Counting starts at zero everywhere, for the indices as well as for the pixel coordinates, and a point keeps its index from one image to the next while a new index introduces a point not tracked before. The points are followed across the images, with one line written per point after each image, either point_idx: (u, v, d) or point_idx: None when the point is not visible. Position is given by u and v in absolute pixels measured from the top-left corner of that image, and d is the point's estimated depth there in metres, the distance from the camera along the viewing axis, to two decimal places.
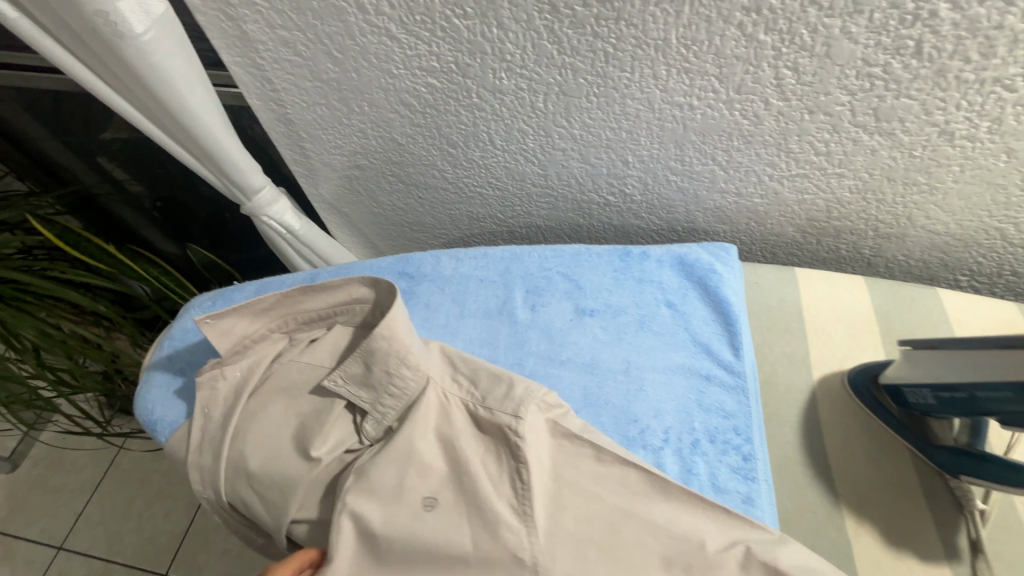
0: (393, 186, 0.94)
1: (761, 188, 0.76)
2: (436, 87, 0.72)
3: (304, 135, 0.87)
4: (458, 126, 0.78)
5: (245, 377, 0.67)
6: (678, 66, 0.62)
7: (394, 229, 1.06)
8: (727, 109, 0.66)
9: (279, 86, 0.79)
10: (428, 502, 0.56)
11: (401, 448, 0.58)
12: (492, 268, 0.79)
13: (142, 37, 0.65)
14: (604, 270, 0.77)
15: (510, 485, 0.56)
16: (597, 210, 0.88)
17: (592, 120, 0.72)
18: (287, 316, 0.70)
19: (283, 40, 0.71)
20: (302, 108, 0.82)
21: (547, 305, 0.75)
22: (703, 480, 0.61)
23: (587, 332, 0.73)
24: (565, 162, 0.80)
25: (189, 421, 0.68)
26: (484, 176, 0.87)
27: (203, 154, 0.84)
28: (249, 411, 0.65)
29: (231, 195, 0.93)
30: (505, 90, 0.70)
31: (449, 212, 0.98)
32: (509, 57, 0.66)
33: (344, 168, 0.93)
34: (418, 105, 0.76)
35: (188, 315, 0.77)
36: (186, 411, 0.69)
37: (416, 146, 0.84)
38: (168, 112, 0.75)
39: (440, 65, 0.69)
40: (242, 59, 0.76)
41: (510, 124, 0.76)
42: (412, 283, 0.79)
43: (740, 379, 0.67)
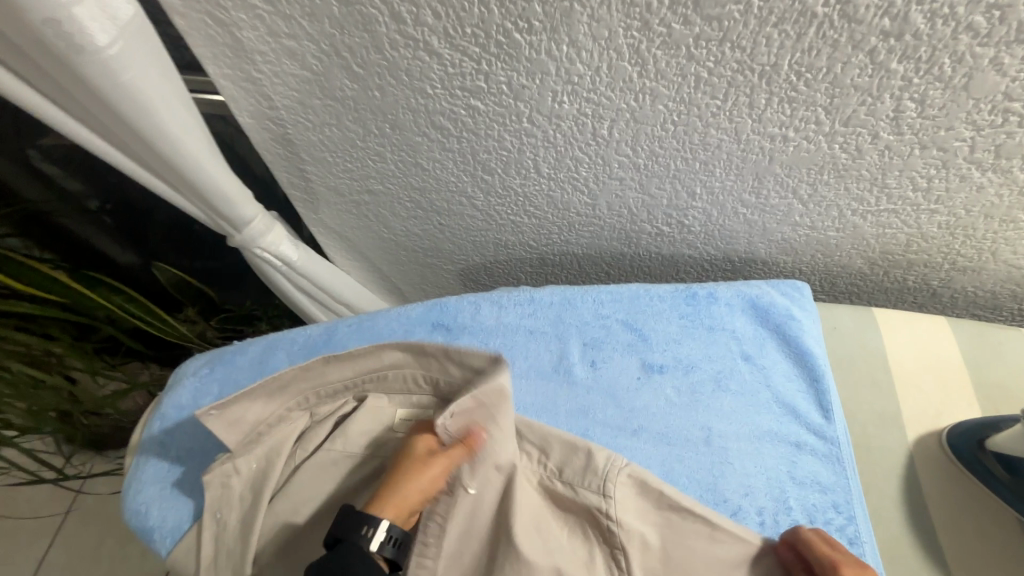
0: (410, 213, 0.82)
1: (839, 222, 0.68)
2: (479, 110, 0.60)
3: (306, 157, 0.73)
4: (499, 152, 0.66)
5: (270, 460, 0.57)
6: (782, 95, 0.52)
7: (405, 256, 0.94)
8: (827, 142, 0.57)
9: (279, 103, 0.65)
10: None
11: (482, 536, 0.51)
12: (542, 317, 0.69)
13: (107, 52, 0.50)
14: (670, 317, 0.68)
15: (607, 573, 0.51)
16: (647, 240, 0.78)
17: (663, 150, 0.62)
18: (310, 388, 0.58)
19: (289, 51, 0.57)
20: (307, 128, 0.68)
21: (608, 360, 0.66)
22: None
23: (657, 393, 0.64)
24: (620, 192, 0.69)
25: (197, 526, 0.56)
26: (521, 205, 0.76)
27: (184, 186, 0.69)
28: (274, 515, 0.54)
29: (216, 226, 0.78)
30: (564, 115, 0.59)
31: (473, 240, 0.86)
32: (576, 79, 0.54)
33: (352, 193, 0.79)
34: (453, 129, 0.64)
35: (180, 388, 0.64)
36: (190, 515, 0.57)
37: (444, 172, 0.71)
38: (142, 140, 0.60)
39: (488, 85, 0.57)
40: (232, 71, 0.61)
41: (563, 152, 0.64)
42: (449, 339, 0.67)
43: (833, 446, 0.60)
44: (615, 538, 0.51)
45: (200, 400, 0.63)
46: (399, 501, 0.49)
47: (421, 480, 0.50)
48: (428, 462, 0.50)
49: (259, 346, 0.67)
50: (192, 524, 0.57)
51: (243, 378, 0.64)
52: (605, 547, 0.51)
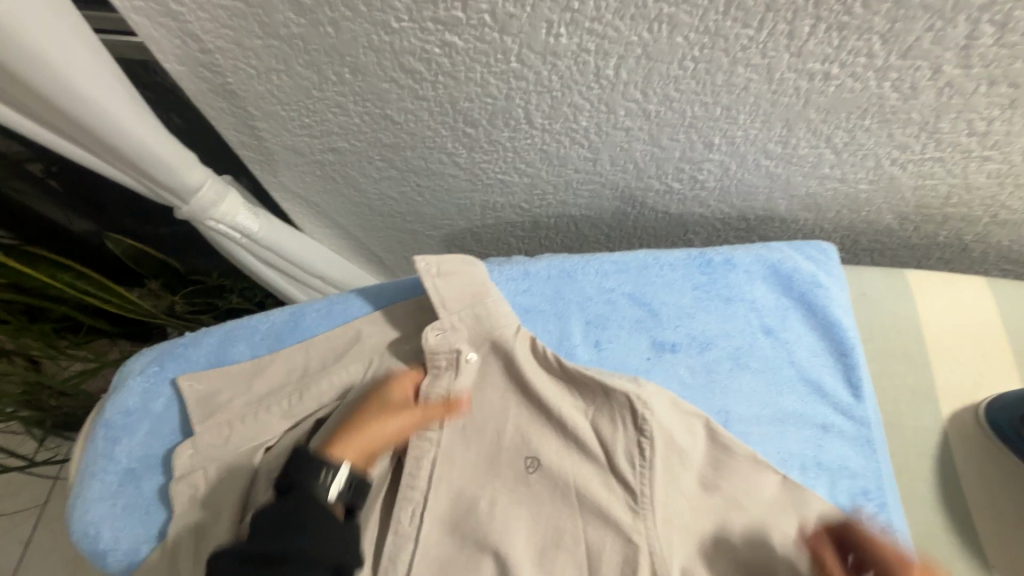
0: (383, 174, 0.71)
1: (874, 173, 0.60)
2: (457, 48, 0.49)
3: (255, 111, 0.62)
4: (482, 100, 0.56)
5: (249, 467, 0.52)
6: (831, 21, 0.43)
7: (382, 221, 0.84)
8: (877, 80, 0.48)
9: (211, 44, 0.53)
10: (530, 463, 0.51)
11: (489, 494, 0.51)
12: (539, 293, 0.61)
13: None
14: (682, 288, 0.60)
15: (628, 465, 0.48)
16: (653, 199, 0.69)
17: (678, 93, 0.52)
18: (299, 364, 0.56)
19: None
20: (250, 76, 0.56)
21: (613, 339, 0.59)
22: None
23: (670, 374, 0.57)
24: (626, 144, 0.60)
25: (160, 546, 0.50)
26: (510, 161, 0.66)
27: (108, 153, 0.58)
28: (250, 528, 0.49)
29: (158, 198, 0.68)
30: (561, 52, 0.49)
31: (456, 203, 0.76)
32: (577, 4, 0.44)
33: (314, 153, 0.69)
34: (427, 73, 0.53)
35: (124, 390, 0.55)
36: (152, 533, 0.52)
37: (419, 125, 0.61)
38: (40, 97, 0.48)
39: (467, 15, 0.46)
40: (145, 5, 0.49)
41: (560, 98, 0.54)
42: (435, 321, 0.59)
43: (863, 427, 0.55)
44: (643, 426, 0.49)
45: (151, 402, 0.55)
46: (365, 442, 0.50)
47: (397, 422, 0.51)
48: (395, 411, 0.52)
49: (214, 336, 0.58)
50: (155, 543, 0.52)
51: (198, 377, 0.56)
52: (631, 434, 0.49)
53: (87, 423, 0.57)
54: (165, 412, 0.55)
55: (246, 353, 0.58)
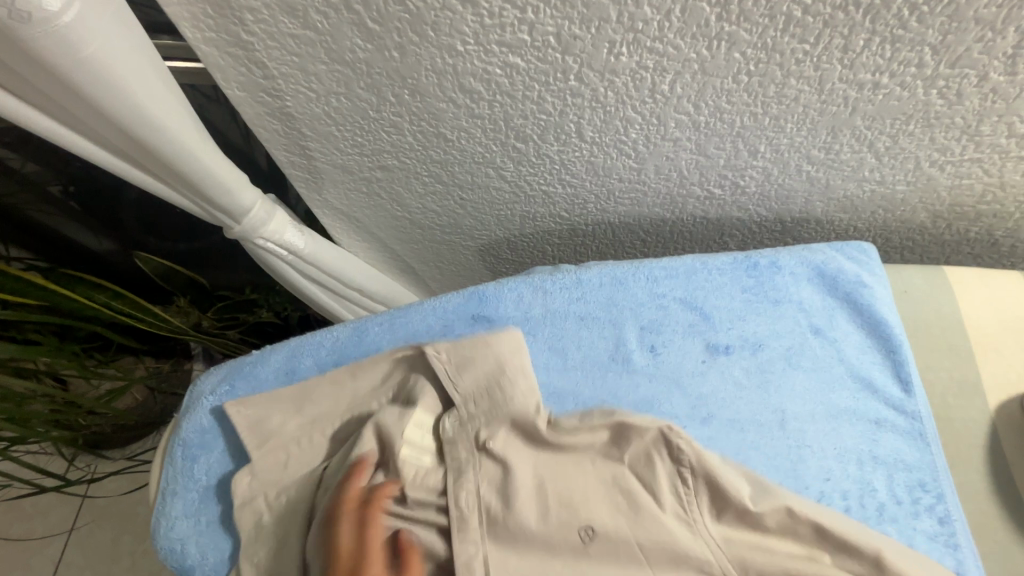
0: (427, 189, 0.73)
1: (912, 174, 0.62)
2: (518, 68, 0.51)
3: (309, 132, 0.64)
4: (536, 116, 0.58)
5: (307, 488, 0.53)
6: (886, 35, 0.45)
7: (421, 234, 0.85)
8: (924, 88, 0.50)
9: (275, 70, 0.54)
10: (586, 532, 0.49)
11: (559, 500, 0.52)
12: (592, 300, 0.63)
13: (64, 19, 0.40)
14: (731, 292, 0.62)
15: (672, 492, 0.49)
16: (693, 204, 0.71)
17: (729, 105, 0.54)
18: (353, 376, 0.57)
19: (287, 5, 0.47)
20: (309, 99, 0.58)
21: (667, 344, 0.61)
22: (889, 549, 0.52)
23: (724, 376, 0.59)
24: (672, 154, 0.62)
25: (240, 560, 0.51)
26: (556, 173, 0.68)
27: (171, 176, 0.59)
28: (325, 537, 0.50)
29: (212, 218, 0.69)
30: (620, 69, 0.50)
31: (497, 214, 0.78)
32: (641, 25, 0.46)
33: (362, 170, 0.70)
34: (485, 93, 0.55)
35: (198, 409, 0.57)
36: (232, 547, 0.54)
37: (470, 141, 0.62)
38: (118, 126, 0.50)
39: (533, 37, 0.48)
40: (217, 35, 0.51)
41: (613, 113, 0.56)
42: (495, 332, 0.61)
43: (915, 421, 0.57)
44: (679, 455, 0.50)
45: (224, 420, 0.57)
46: None
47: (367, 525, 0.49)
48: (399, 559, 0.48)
49: (281, 354, 0.60)
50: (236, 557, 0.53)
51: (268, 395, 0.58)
52: (669, 465, 0.50)
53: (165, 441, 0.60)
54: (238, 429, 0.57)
55: (313, 368, 0.60)
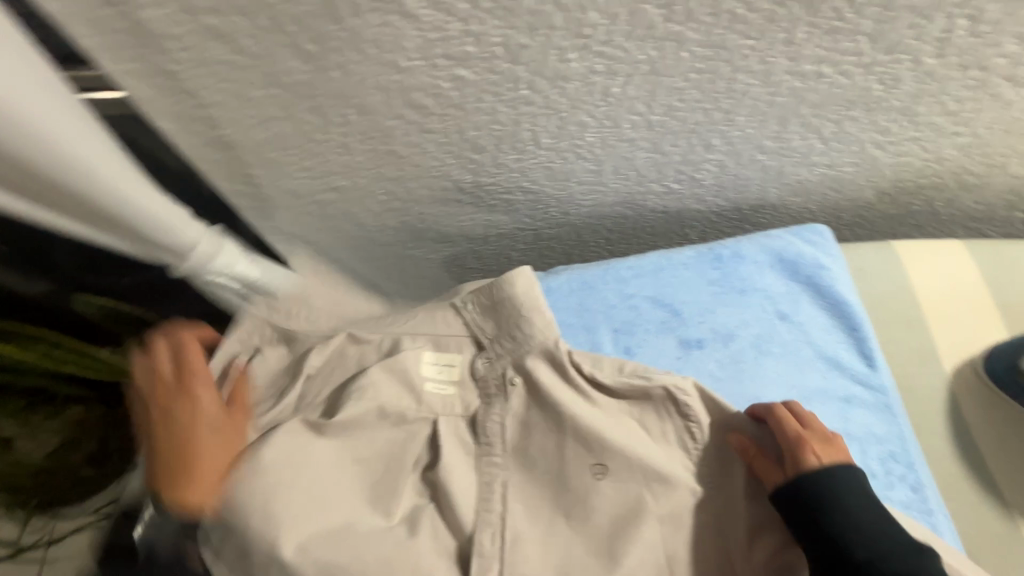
0: (384, 206, 0.71)
1: (858, 155, 0.64)
2: (468, 81, 0.50)
3: (252, 160, 0.60)
4: (490, 127, 0.56)
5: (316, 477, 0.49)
6: (824, 27, 0.46)
7: (382, 251, 0.82)
8: (863, 75, 0.51)
9: (207, 99, 0.51)
10: (597, 470, 0.50)
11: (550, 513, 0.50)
12: (563, 306, 0.62)
13: None
14: (699, 285, 0.63)
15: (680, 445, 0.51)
16: (653, 200, 0.72)
17: (681, 103, 0.54)
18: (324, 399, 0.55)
19: (214, 31, 0.44)
20: (248, 126, 0.55)
21: (642, 343, 0.61)
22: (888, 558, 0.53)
23: (700, 370, 0.60)
24: (629, 153, 0.62)
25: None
26: (515, 181, 0.66)
27: (102, 219, 0.55)
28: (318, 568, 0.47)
29: (153, 257, 0.65)
30: (571, 76, 0.50)
31: (459, 225, 0.76)
32: (588, 31, 0.45)
33: (313, 193, 0.67)
34: (436, 107, 0.53)
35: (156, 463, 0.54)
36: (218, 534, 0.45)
37: (425, 156, 0.60)
38: (35, 172, 0.46)
39: (480, 49, 0.46)
40: (139, 66, 0.47)
41: (567, 118, 0.55)
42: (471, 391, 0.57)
43: (881, 394, 0.59)
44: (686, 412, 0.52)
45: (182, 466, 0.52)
46: None
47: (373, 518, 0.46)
48: None
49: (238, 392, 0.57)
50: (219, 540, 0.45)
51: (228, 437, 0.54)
52: (678, 421, 0.52)
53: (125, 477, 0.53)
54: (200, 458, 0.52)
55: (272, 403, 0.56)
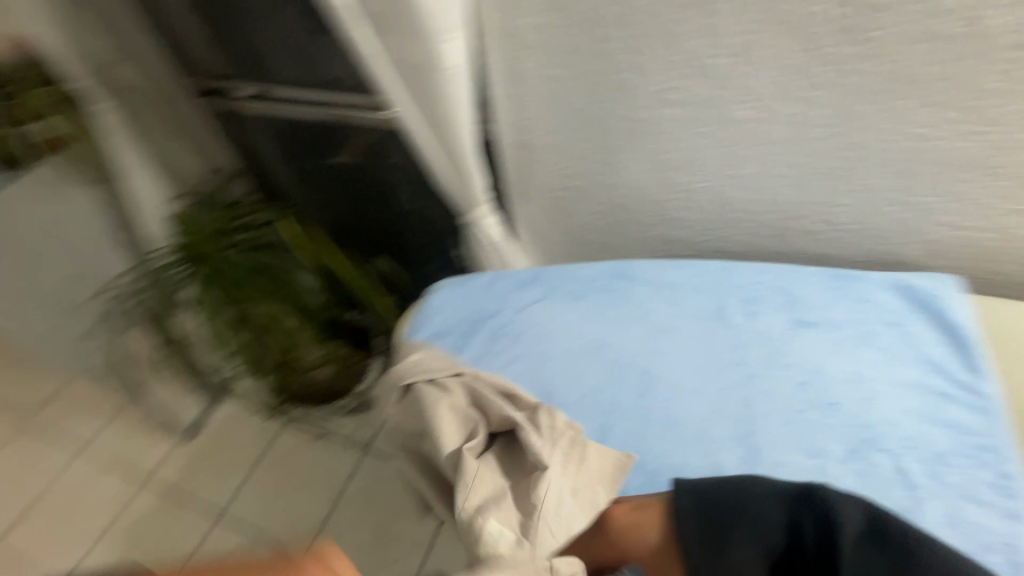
0: (596, 209, 1.05)
1: (987, 221, 0.78)
2: (672, 116, 0.85)
3: (531, 158, 1.02)
4: (680, 152, 0.89)
5: None
6: (926, 100, 0.71)
7: (582, 253, 1.14)
8: (963, 140, 0.73)
9: (528, 114, 0.95)
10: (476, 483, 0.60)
11: None
12: (705, 279, 0.85)
13: (453, 66, 0.85)
14: (819, 288, 0.81)
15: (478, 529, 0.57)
16: (801, 241, 0.91)
17: (817, 149, 0.80)
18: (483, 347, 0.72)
19: (549, 75, 0.88)
20: (540, 133, 0.97)
21: (761, 314, 0.80)
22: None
23: (806, 342, 0.76)
24: (779, 189, 0.86)
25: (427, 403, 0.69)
26: (690, 202, 0.95)
27: (452, 175, 1.00)
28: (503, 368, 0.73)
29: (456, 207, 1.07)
30: (739, 119, 0.81)
31: (641, 238, 1.04)
32: (752, 90, 0.77)
33: (556, 190, 1.06)
34: (648, 132, 0.88)
35: (432, 294, 0.91)
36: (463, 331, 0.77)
37: (633, 170, 0.95)
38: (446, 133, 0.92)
39: (684, 97, 0.82)
40: (505, 91, 0.94)
41: (733, 152, 0.85)
42: (609, 351, 0.80)
43: (982, 399, 0.67)
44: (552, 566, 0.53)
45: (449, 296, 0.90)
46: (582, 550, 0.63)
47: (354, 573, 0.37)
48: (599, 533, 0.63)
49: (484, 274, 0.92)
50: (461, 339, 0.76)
51: (474, 294, 0.89)
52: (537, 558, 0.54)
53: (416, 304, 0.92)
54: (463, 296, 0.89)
55: (500, 283, 0.90)
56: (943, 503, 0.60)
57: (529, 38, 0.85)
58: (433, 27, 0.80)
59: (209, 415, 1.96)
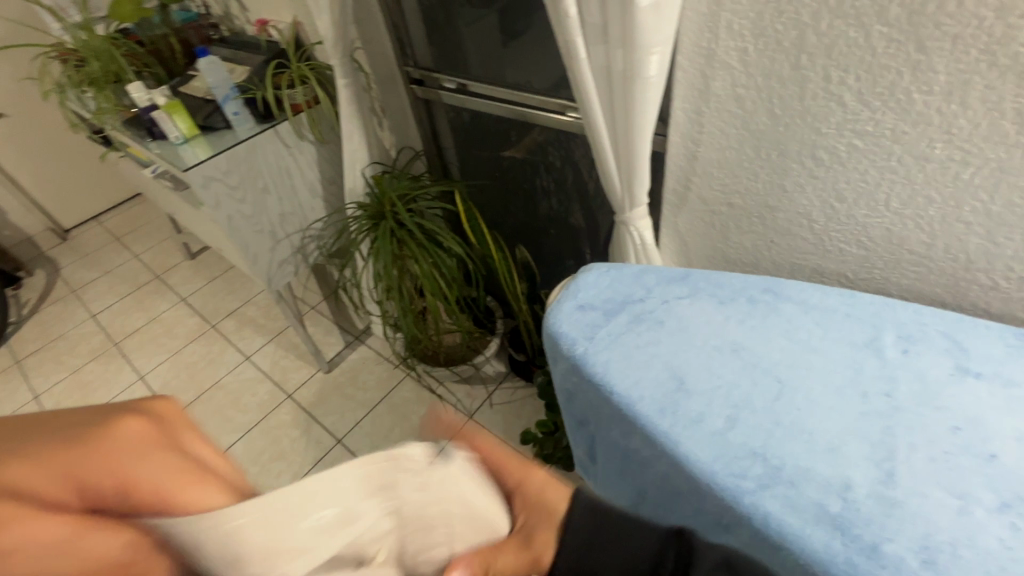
0: (752, 228, 1.09)
1: None
2: (857, 147, 0.87)
3: (698, 170, 1.10)
4: (857, 184, 0.90)
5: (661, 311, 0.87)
6: None
7: (726, 267, 1.19)
8: None
9: (706, 129, 1.03)
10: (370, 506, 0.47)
11: None
12: (862, 308, 0.86)
13: (651, 78, 0.95)
14: (996, 341, 0.77)
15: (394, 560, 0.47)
16: (976, 292, 0.88)
17: (1020, 200, 0.77)
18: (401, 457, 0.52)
19: (736, 95, 0.95)
20: (713, 149, 1.04)
21: (920, 352, 0.78)
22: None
23: (969, 390, 0.73)
24: (963, 235, 0.84)
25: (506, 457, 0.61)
26: (857, 234, 0.96)
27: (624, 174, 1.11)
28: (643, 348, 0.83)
29: (618, 203, 1.17)
30: (932, 158, 0.81)
31: (794, 262, 1.07)
32: (955, 130, 0.77)
33: (715, 203, 1.12)
34: (826, 161, 0.91)
35: (585, 272, 1.00)
36: None
37: (802, 195, 0.98)
38: (629, 135, 1.03)
39: (875, 129, 0.83)
40: (690, 106, 1.02)
41: (918, 190, 0.85)
42: (748, 353, 0.83)
43: None
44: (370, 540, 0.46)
45: (601, 278, 0.98)
46: None
47: (42, 468, 0.39)
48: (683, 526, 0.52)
49: (637, 266, 1.00)
50: None
51: (625, 280, 0.97)
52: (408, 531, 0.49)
53: (567, 280, 1.02)
54: (613, 281, 0.97)
55: (652, 276, 0.97)
56: None
57: (725, 59, 0.92)
58: (642, 43, 0.91)
59: (347, 353, 2.28)
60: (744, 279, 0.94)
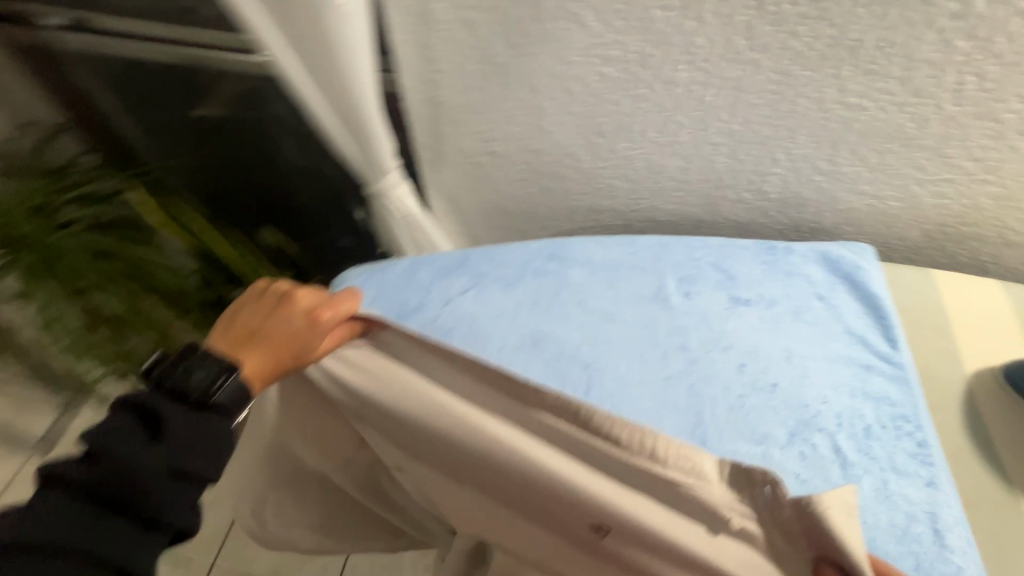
0: (520, 175, 0.95)
1: (902, 191, 0.80)
2: (608, 76, 0.75)
3: (446, 118, 0.89)
4: (614, 116, 0.80)
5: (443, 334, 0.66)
6: (864, 68, 0.66)
7: (504, 219, 1.05)
8: (897, 112, 0.70)
9: (441, 67, 0.80)
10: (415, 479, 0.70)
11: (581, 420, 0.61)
12: (642, 255, 0.81)
13: (343, 5, 0.68)
14: (754, 263, 0.80)
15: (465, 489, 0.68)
16: (727, 206, 0.90)
17: (755, 117, 0.75)
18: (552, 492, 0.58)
19: (465, 20, 0.73)
20: (456, 91, 0.84)
21: (700, 292, 0.77)
22: (894, 541, 0.58)
23: (744, 319, 0.75)
24: (712, 156, 0.83)
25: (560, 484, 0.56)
26: (622, 168, 0.89)
27: (359, 141, 0.85)
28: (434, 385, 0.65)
29: (362, 171, 0.90)
30: (678, 82, 0.73)
31: (569, 204, 0.98)
32: (695, 50, 0.69)
33: (475, 154, 0.94)
34: (579, 95, 0.79)
35: (341, 287, 0.76)
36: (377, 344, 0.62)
37: (563, 134, 0.86)
38: (344, 89, 0.76)
39: (621, 54, 0.72)
40: (413, 38, 0.78)
41: (670, 117, 0.78)
42: (549, 343, 0.72)
43: (899, 369, 0.71)
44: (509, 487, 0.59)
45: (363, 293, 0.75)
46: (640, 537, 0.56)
47: (261, 359, 0.56)
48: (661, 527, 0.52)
49: (404, 263, 0.79)
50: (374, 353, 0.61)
51: (393, 288, 0.76)
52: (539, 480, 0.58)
53: None
54: (379, 293, 0.75)
55: (427, 273, 0.78)
56: (874, 478, 0.63)
57: None
58: None
59: None
60: (526, 253, 0.81)
